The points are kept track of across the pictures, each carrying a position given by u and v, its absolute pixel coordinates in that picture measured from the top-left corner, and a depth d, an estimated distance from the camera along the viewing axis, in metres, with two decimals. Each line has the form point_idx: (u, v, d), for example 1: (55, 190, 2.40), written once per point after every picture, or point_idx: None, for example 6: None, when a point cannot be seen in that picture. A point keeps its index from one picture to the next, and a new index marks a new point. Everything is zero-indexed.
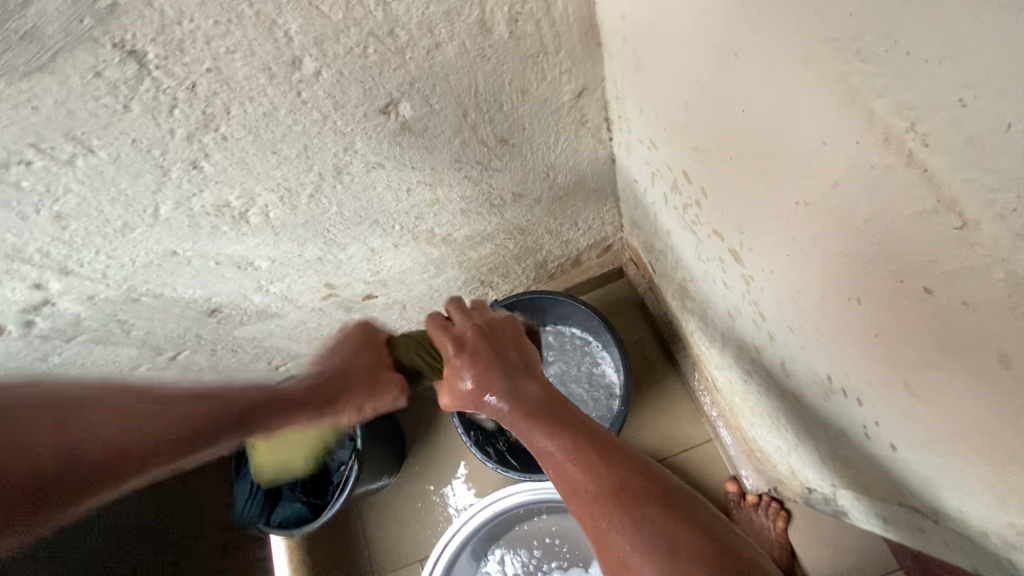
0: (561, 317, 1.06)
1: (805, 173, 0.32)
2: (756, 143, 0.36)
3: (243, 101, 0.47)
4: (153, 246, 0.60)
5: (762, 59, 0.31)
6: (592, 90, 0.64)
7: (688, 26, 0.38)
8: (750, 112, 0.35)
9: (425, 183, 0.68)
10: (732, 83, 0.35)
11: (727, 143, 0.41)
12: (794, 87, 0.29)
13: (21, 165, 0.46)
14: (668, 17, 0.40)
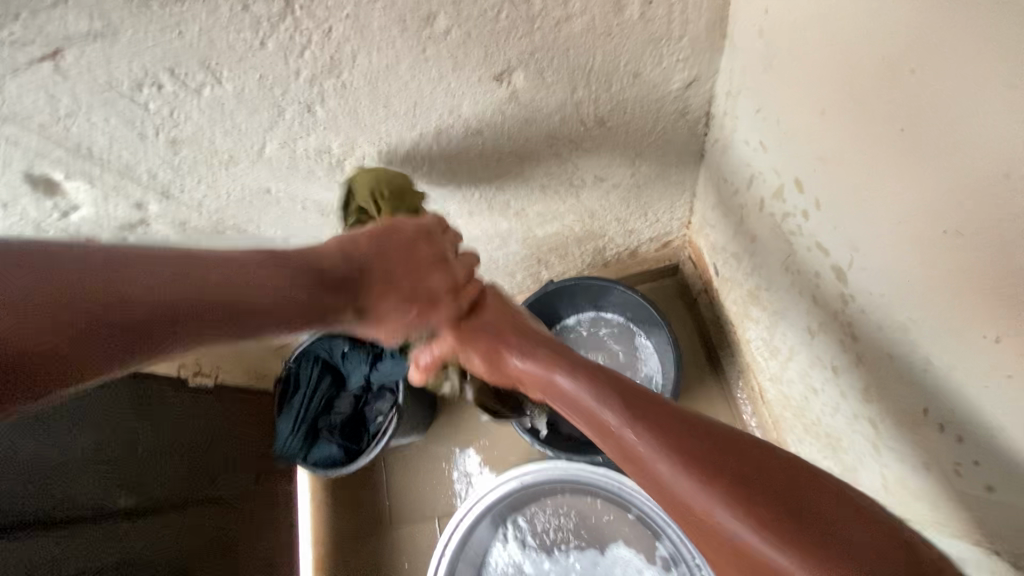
0: (611, 305, 1.06)
1: (965, 202, 0.31)
2: (907, 163, 0.35)
3: (371, 51, 0.48)
4: (250, 182, 0.62)
5: (944, 78, 0.30)
6: (703, 81, 0.62)
7: (849, 32, 0.37)
8: (910, 130, 0.34)
9: (515, 155, 0.68)
10: (895, 97, 0.34)
11: (863, 158, 0.40)
12: (981, 112, 0.29)
13: (153, 88, 0.47)
14: (825, 21, 0.39)
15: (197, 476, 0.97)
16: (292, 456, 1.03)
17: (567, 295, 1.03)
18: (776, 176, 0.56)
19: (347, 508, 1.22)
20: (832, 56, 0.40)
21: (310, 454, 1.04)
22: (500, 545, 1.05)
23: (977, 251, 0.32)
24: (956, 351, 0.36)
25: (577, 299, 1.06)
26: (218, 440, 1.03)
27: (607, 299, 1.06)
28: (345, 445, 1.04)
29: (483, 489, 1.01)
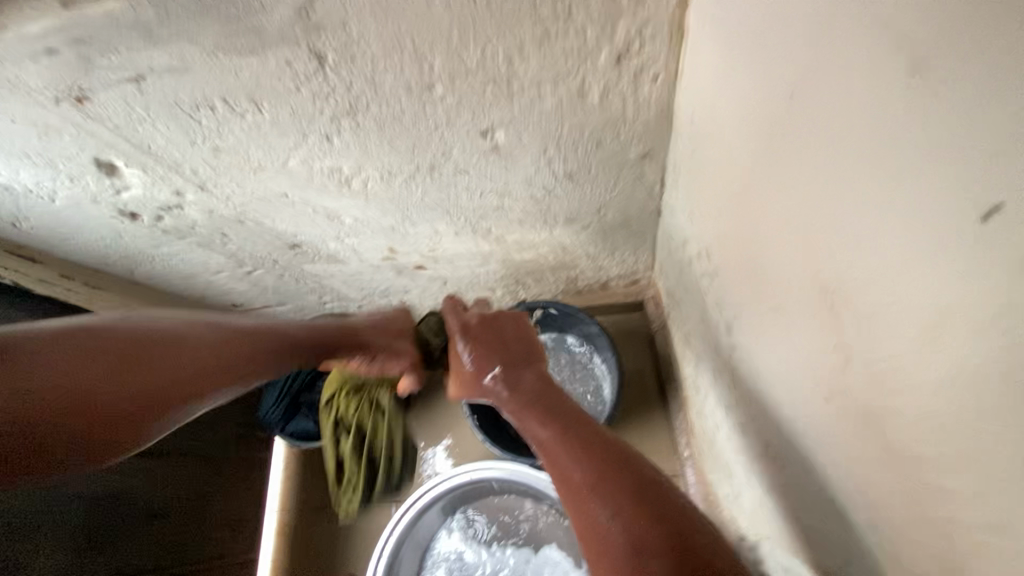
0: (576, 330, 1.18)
1: (787, 288, 0.44)
2: (763, 253, 0.48)
3: (381, 104, 0.60)
4: (273, 186, 0.74)
5: (777, 201, 0.43)
6: (655, 154, 0.74)
7: (737, 150, 0.50)
8: (764, 230, 0.47)
9: (496, 192, 0.80)
10: (757, 204, 0.47)
11: (744, 242, 0.52)
12: (791, 229, 0.42)
13: (208, 109, 0.60)
14: (724, 136, 0.52)
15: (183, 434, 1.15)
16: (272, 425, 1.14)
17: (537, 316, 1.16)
18: (699, 242, 0.68)
19: (319, 483, 1.31)
20: (728, 163, 0.52)
21: (288, 425, 1.16)
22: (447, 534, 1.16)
23: (795, 329, 0.44)
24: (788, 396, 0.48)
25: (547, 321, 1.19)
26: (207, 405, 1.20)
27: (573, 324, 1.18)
28: (320, 422, 1.16)
29: (438, 479, 1.13)
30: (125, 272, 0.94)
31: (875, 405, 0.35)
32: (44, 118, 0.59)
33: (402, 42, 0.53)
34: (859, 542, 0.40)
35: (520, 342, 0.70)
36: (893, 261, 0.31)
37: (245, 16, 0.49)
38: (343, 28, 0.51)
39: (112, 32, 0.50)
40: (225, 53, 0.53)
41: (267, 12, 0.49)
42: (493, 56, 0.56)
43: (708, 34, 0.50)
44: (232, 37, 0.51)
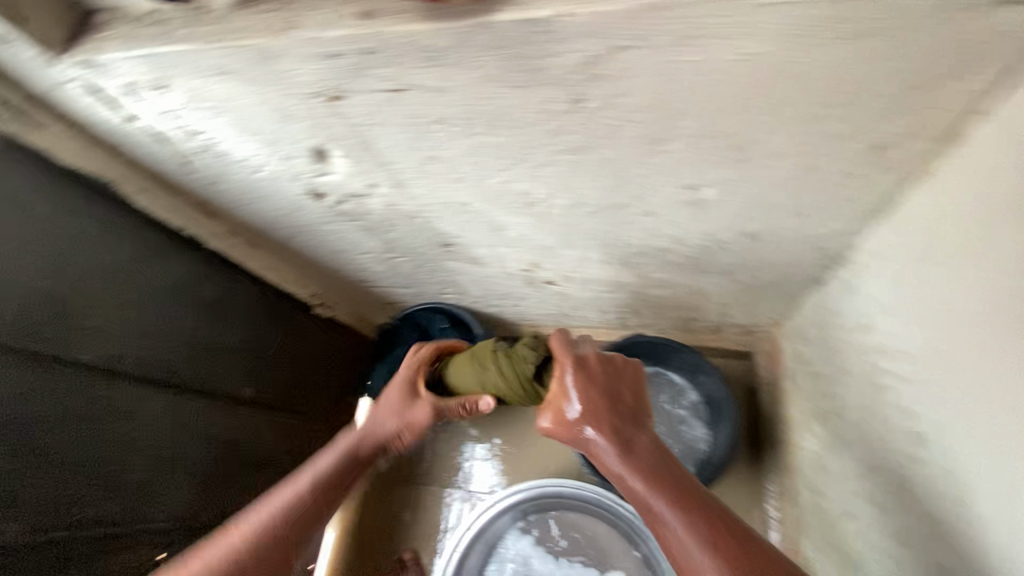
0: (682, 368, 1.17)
1: None
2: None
3: (610, 147, 0.61)
4: (460, 194, 0.76)
5: None
6: (849, 233, 0.73)
7: (1009, 276, 0.49)
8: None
9: (668, 236, 0.80)
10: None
11: (987, 363, 0.51)
12: None
13: (442, 125, 0.61)
14: (988, 255, 0.51)
15: (296, 389, 1.19)
16: None
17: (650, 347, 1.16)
18: (891, 337, 0.66)
19: (399, 457, 1.37)
20: (983, 288, 0.51)
21: None
22: (514, 540, 1.20)
23: None
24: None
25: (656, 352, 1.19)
26: (317, 365, 1.25)
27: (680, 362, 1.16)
28: None
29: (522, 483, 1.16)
30: (284, 238, 0.98)
31: None
32: (292, 106, 0.61)
33: (668, 102, 0.53)
34: None
35: (631, 394, 0.78)
36: None
37: (531, 58, 0.49)
38: (617, 80, 0.51)
39: (400, 52, 0.51)
40: (490, 83, 0.53)
41: (558, 57, 0.49)
42: (747, 126, 0.55)
43: (1005, 156, 0.48)
44: (505, 72, 0.51)
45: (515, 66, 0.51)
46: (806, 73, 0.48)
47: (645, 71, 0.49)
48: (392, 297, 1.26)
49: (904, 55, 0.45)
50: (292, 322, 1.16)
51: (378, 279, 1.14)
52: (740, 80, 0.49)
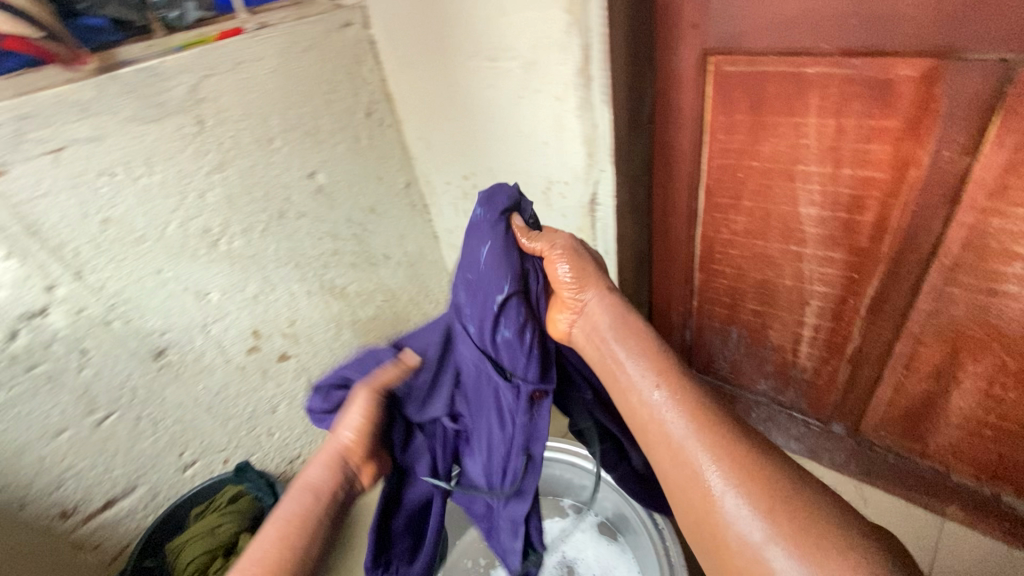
0: None
1: (486, 115, 0.98)
2: (473, 118, 1.01)
3: (241, 157, 0.96)
4: (148, 262, 0.90)
5: (457, 91, 1.00)
6: (413, 183, 1.25)
7: (435, 104, 1.07)
8: (463, 110, 1.02)
9: (328, 234, 1.13)
10: (456, 107, 1.02)
11: (465, 135, 1.05)
12: (467, 89, 0.97)
13: (107, 176, 0.83)
14: (429, 112, 1.09)
15: None
16: None
17: None
18: (457, 186, 1.17)
19: None
20: (439, 121, 1.09)
21: None
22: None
23: (498, 121, 0.96)
24: (522, 152, 0.96)
25: None
26: None
27: None
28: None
29: None
30: None
31: (522, 91, 0.88)
32: None
33: (251, 113, 0.95)
34: (572, 139, 0.86)
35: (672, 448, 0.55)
36: (483, 49, 0.89)
37: (162, 93, 0.85)
38: (203, 103, 0.90)
39: (55, 114, 0.77)
40: (138, 123, 0.84)
41: (168, 90, 0.85)
42: (301, 120, 1.02)
43: (399, 84, 1.11)
44: (149, 111, 0.84)
45: (151, 105, 0.84)
46: (304, 71, 1.00)
47: (229, 88, 0.92)
48: (106, 539, 0.98)
49: (334, 59, 1.04)
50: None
51: (91, 490, 0.93)
52: (277, 83, 0.97)
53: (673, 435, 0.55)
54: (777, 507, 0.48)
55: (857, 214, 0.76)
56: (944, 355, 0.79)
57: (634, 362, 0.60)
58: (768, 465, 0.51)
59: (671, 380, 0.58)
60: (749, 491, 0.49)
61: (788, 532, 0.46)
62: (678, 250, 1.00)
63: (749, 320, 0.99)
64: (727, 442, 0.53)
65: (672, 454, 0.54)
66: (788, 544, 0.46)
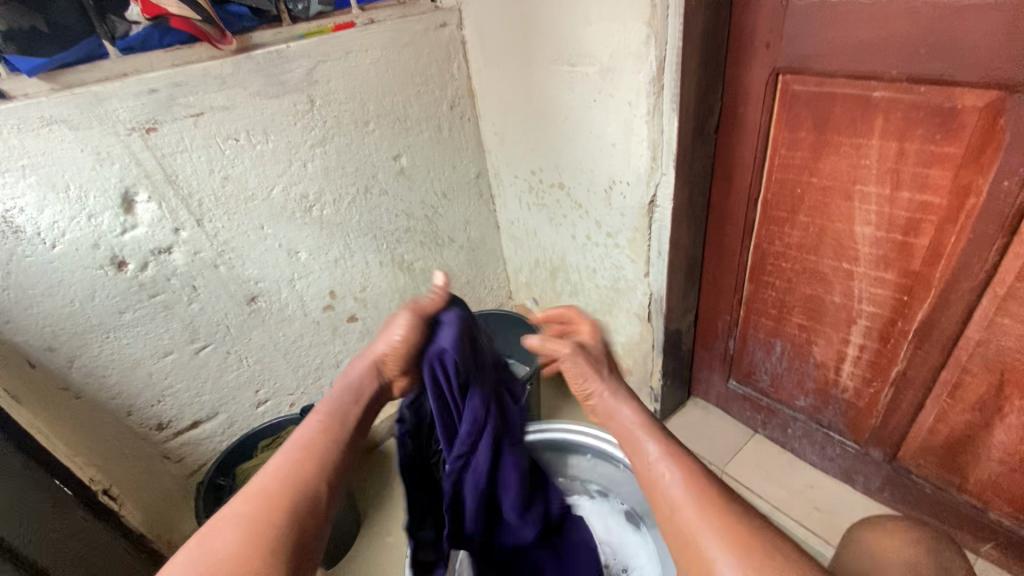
0: None
1: (560, 116, 1.06)
2: (547, 117, 1.09)
3: (341, 135, 1.08)
4: (254, 217, 1.04)
5: (536, 91, 1.08)
6: (483, 174, 1.35)
7: (514, 103, 1.16)
8: (539, 110, 1.10)
9: (404, 212, 1.24)
10: (533, 107, 1.11)
11: (538, 133, 1.14)
12: (546, 91, 1.06)
13: (232, 140, 0.97)
14: (507, 109, 1.18)
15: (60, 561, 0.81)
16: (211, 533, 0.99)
17: None
18: (524, 181, 1.26)
19: None
20: (516, 119, 1.18)
21: None
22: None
23: (572, 122, 1.04)
24: (590, 151, 1.03)
25: None
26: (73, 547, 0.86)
27: None
28: None
29: None
30: (65, 368, 0.93)
31: (598, 94, 0.95)
32: (112, 146, 0.87)
33: (353, 98, 1.08)
34: (639, 143, 0.93)
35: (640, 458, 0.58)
36: (567, 55, 0.97)
37: (285, 73, 0.98)
38: (317, 85, 1.03)
39: (201, 85, 0.92)
40: (262, 97, 0.98)
41: (290, 72, 0.99)
42: (394, 107, 1.14)
43: (483, 82, 1.21)
44: (272, 88, 0.98)
45: (274, 83, 0.98)
46: (402, 64, 1.12)
47: (338, 74, 1.04)
48: (189, 455, 1.13)
49: (428, 54, 1.15)
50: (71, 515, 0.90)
51: (183, 409, 1.08)
52: (378, 73, 1.09)
53: (659, 481, 0.54)
54: (762, 553, 0.47)
55: (912, 238, 0.78)
56: (990, 387, 0.80)
57: (634, 417, 0.61)
58: (753, 519, 0.50)
59: (652, 432, 0.58)
60: (727, 536, 0.48)
61: (734, 542, 0.48)
62: (729, 258, 1.04)
63: (795, 334, 1.02)
64: (714, 489, 0.52)
65: (645, 471, 0.56)
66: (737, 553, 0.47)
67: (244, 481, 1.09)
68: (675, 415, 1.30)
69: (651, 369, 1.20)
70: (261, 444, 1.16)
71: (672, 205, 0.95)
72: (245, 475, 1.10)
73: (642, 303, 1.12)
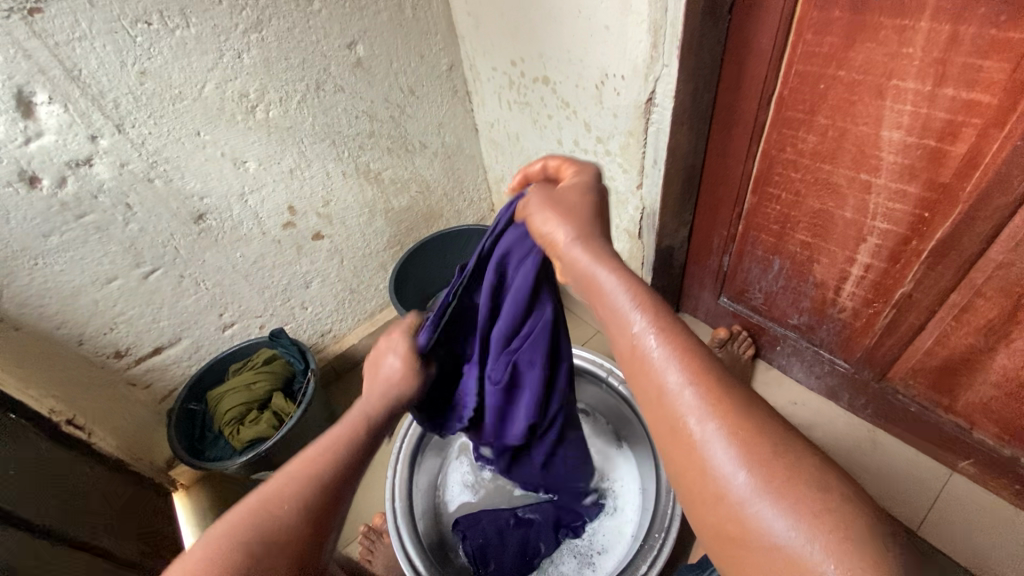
0: (467, 254, 1.32)
1: None
2: None
3: (280, 17, 0.90)
4: (186, 122, 0.89)
5: None
6: (457, 66, 1.17)
7: None
8: None
9: (365, 114, 1.08)
10: None
11: (518, 14, 0.96)
12: None
13: (143, 24, 0.80)
14: None
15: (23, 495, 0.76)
16: (182, 457, 0.97)
17: (419, 264, 1.26)
18: (504, 75, 1.09)
19: None
20: None
21: (202, 455, 0.98)
22: (459, 462, 1.09)
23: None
24: (579, 37, 0.87)
25: (426, 269, 1.28)
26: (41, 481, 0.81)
27: (461, 250, 1.31)
28: (247, 433, 1.00)
29: None
30: None
31: None
32: None
33: None
34: (637, 26, 0.77)
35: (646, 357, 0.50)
36: None
37: None
38: None
39: None
40: None
41: None
42: None
43: None
44: None
45: None
46: None
47: None
48: (156, 381, 1.08)
49: None
50: (35, 452, 0.85)
51: (140, 336, 1.02)
52: None
53: (670, 401, 0.47)
54: (786, 483, 0.41)
55: (947, 144, 0.67)
56: (1002, 311, 0.74)
57: (647, 320, 0.51)
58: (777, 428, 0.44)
59: (663, 326, 0.50)
60: (749, 462, 0.43)
61: (757, 463, 0.43)
62: (732, 166, 0.92)
63: (796, 252, 0.94)
64: (727, 394, 0.46)
65: (648, 376, 0.49)
66: (753, 472, 0.42)
67: (213, 405, 1.05)
68: None
69: None
70: (231, 368, 1.11)
71: (673, 104, 0.82)
72: (214, 400, 1.06)
73: (633, 218, 1.02)
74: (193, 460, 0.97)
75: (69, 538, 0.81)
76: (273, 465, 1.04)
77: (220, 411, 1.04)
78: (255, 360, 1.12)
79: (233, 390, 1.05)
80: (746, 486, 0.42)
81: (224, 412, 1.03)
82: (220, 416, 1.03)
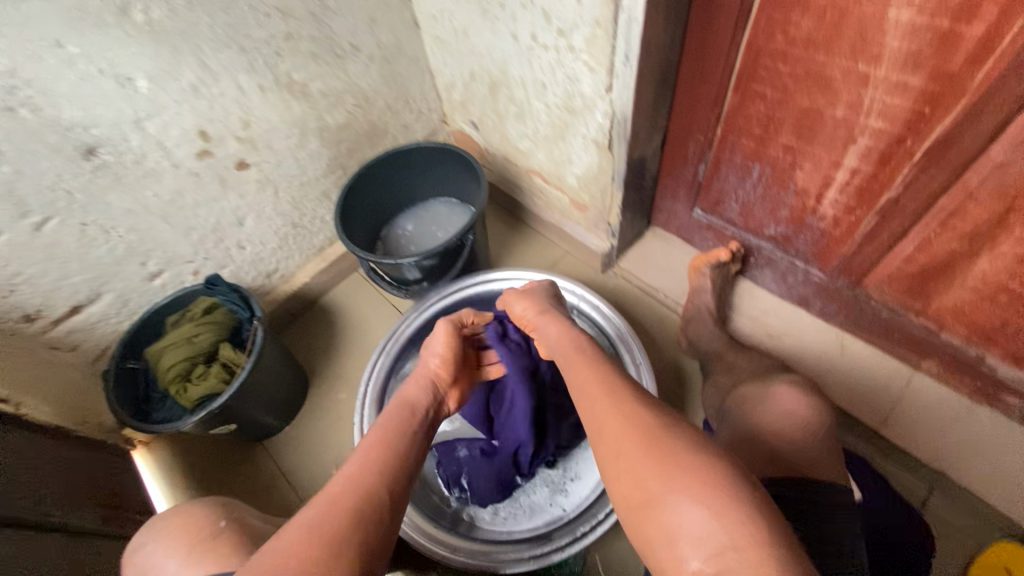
0: (420, 175, 1.19)
1: None
2: None
3: None
4: (40, 29, 0.70)
5: None
6: None
7: None
8: None
9: (276, 10, 0.88)
10: None
11: None
12: None
13: None
14: None
15: None
16: (127, 422, 0.89)
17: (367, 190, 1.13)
18: None
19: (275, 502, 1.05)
20: None
21: (149, 417, 0.91)
22: None
23: None
24: None
25: (375, 195, 1.16)
26: None
27: (413, 171, 1.18)
28: (196, 392, 0.92)
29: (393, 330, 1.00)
30: None
31: None
32: None
33: None
34: None
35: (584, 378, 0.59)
36: None
37: None
38: None
39: None
40: None
41: None
42: None
43: None
44: None
45: None
46: None
47: None
48: (85, 341, 0.98)
49: None
50: None
51: (51, 296, 0.89)
52: None
53: (589, 403, 0.56)
54: (658, 445, 0.48)
55: (963, 24, 0.58)
56: (991, 215, 0.69)
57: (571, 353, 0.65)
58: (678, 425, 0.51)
59: (589, 360, 0.62)
60: (646, 445, 0.48)
61: (649, 446, 0.48)
62: (713, 60, 0.80)
63: (778, 158, 0.86)
64: (641, 401, 0.54)
65: (582, 395, 0.58)
66: (648, 450, 0.48)
67: (153, 361, 0.95)
68: (633, 247, 1.19)
69: (609, 203, 1.05)
70: (167, 319, 1.00)
71: None
72: (153, 356, 0.96)
73: (602, 127, 0.90)
74: (140, 424, 0.89)
75: (32, 522, 0.77)
76: (234, 417, 0.98)
77: (162, 368, 0.94)
78: (193, 309, 1.01)
79: (174, 345, 0.95)
80: (643, 467, 0.47)
81: (166, 369, 0.94)
82: (163, 373, 0.94)
